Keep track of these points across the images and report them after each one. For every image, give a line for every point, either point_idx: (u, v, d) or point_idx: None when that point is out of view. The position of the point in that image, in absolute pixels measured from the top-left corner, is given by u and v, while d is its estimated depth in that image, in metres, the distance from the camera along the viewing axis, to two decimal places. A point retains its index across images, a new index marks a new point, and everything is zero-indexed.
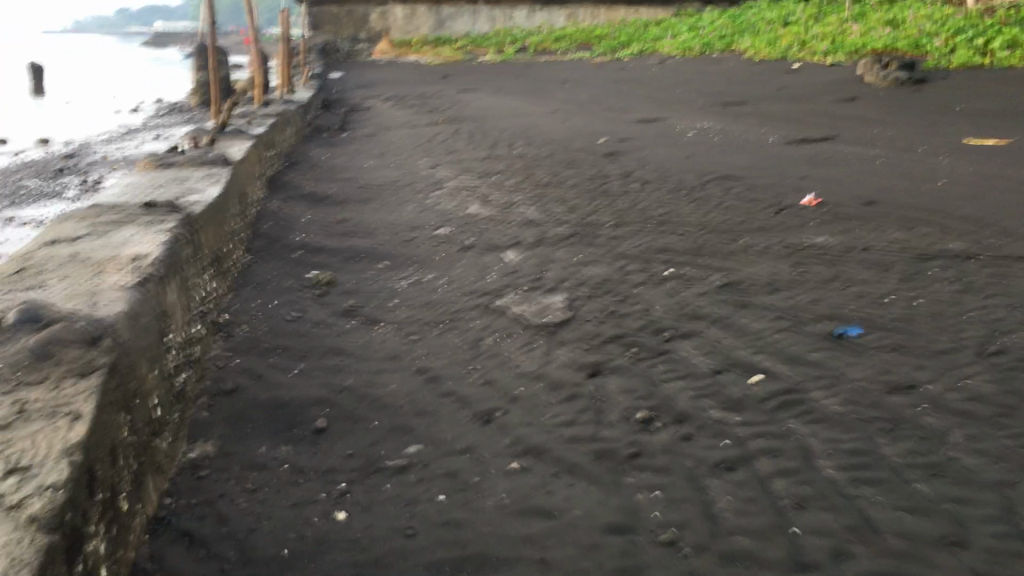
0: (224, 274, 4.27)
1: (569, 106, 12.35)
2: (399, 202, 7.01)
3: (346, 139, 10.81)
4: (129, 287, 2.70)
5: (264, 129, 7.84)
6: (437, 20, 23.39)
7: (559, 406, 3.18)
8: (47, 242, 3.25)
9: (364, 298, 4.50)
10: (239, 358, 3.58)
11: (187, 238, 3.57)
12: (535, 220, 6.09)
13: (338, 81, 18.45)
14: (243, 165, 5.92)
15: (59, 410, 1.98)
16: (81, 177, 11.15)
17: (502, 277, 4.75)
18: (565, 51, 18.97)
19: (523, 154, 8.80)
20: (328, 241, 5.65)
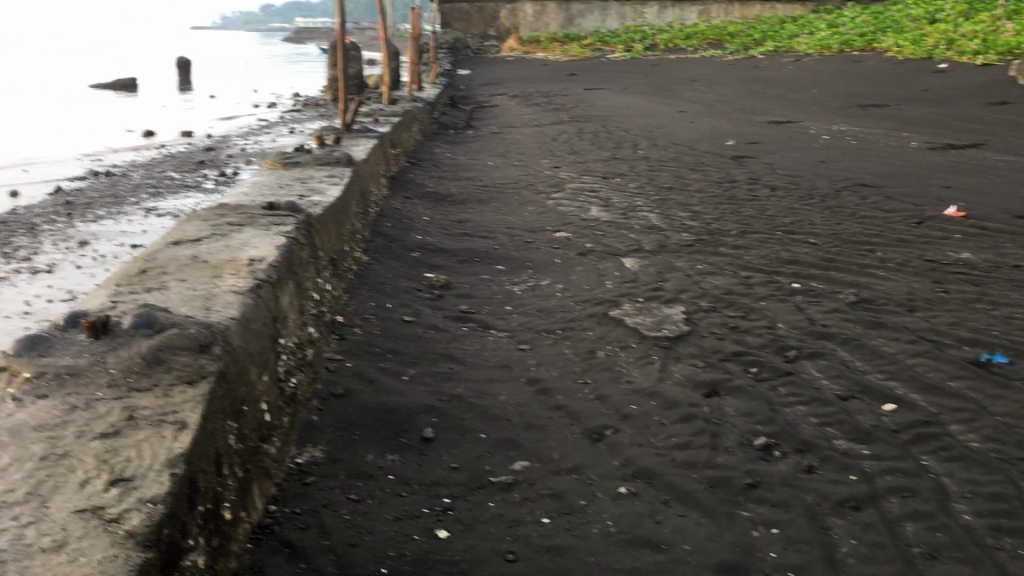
0: (341, 275, 4.31)
1: (697, 106, 12.07)
2: (519, 203, 6.97)
3: (470, 137, 10.86)
4: (239, 296, 2.75)
5: (389, 126, 7.93)
6: (567, 16, 23.29)
7: (673, 427, 3.04)
8: (171, 243, 3.34)
9: (479, 302, 4.46)
10: (352, 360, 3.58)
11: (303, 242, 3.62)
12: (657, 225, 5.94)
13: (466, 78, 18.61)
14: (366, 165, 5.99)
15: (165, 420, 2.01)
16: (218, 170, 11.57)
17: (620, 285, 4.63)
18: (696, 49, 18.60)
19: (647, 155, 8.63)
20: (446, 242, 5.64)
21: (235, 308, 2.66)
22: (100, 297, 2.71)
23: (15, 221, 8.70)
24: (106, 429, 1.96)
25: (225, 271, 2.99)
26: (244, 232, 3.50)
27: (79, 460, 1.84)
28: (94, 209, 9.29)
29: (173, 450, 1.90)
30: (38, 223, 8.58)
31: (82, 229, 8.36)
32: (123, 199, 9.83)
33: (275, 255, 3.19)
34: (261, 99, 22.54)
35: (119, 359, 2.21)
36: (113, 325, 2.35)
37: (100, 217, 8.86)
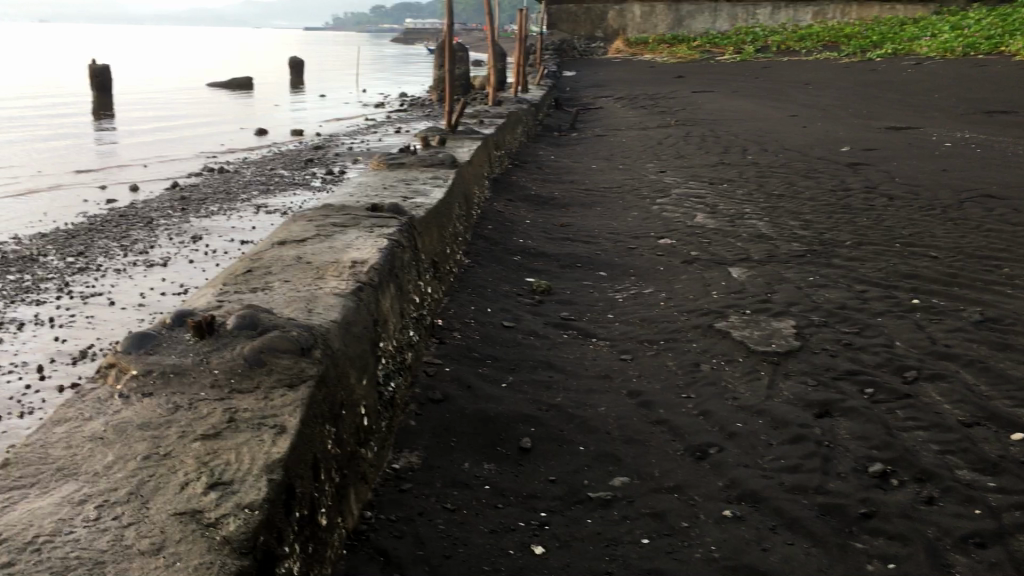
0: (442, 277, 4.29)
1: (809, 110, 11.73)
2: (623, 208, 6.86)
3: (575, 140, 10.79)
4: (341, 299, 2.74)
5: (493, 128, 7.92)
6: (676, 17, 22.97)
7: (781, 448, 2.91)
8: (276, 243, 3.37)
9: (580, 309, 4.38)
10: (450, 365, 3.55)
11: (405, 245, 3.61)
12: (766, 234, 5.75)
13: (572, 79, 18.56)
14: (470, 167, 5.98)
15: (266, 423, 2.00)
16: (326, 169, 11.80)
17: (726, 295, 4.49)
18: (809, 51, 18.12)
19: (757, 161, 8.40)
20: (548, 246, 5.58)
21: (337, 312, 2.66)
22: (207, 296, 2.74)
23: (134, 215, 9.03)
24: (207, 431, 1.96)
25: (328, 273, 2.99)
26: (348, 233, 3.51)
27: (180, 461, 1.84)
28: (207, 204, 9.58)
29: (271, 455, 1.89)
30: (155, 218, 8.88)
31: (196, 224, 8.63)
32: (235, 195, 10.11)
33: (377, 258, 3.19)
34: (369, 99, 22.96)
35: (222, 360, 2.21)
36: (218, 325, 2.36)
37: (213, 213, 9.12)
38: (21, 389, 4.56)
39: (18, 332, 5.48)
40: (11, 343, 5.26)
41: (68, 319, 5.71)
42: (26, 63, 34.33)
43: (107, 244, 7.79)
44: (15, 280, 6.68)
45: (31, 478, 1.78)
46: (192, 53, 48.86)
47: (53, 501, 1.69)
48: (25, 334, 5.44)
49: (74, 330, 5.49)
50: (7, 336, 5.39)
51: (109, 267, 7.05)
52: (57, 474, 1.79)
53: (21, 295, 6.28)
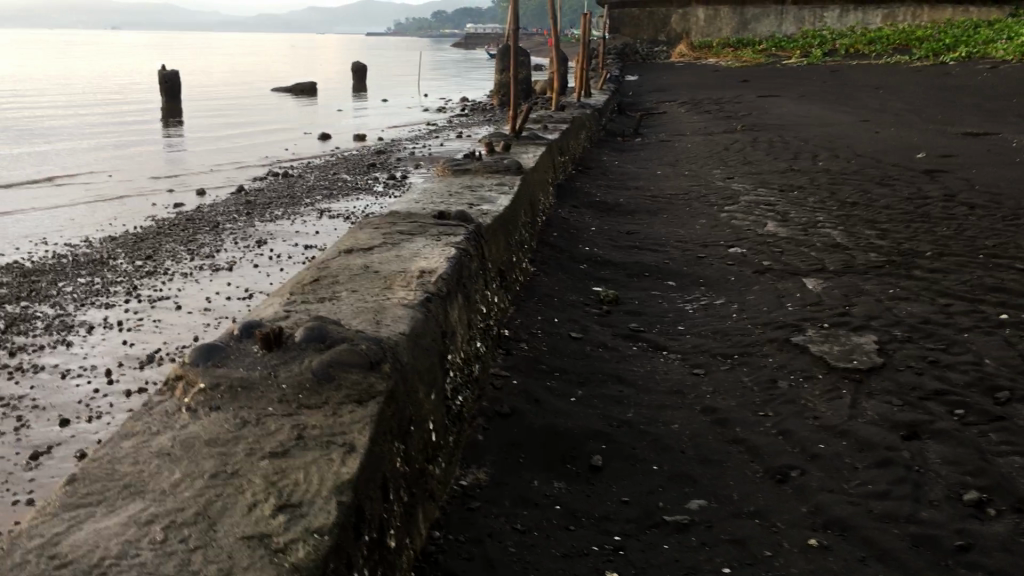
0: (508, 286, 4.21)
1: (882, 115, 11.40)
2: (690, 215, 6.71)
3: (639, 145, 10.66)
4: (409, 312, 2.67)
5: (558, 133, 7.83)
6: (741, 21, 22.65)
7: (868, 472, 2.76)
8: (343, 251, 3.32)
9: (650, 320, 4.26)
10: (518, 376, 3.46)
11: (472, 253, 3.53)
12: (841, 243, 5.57)
13: (635, 83, 18.42)
14: (535, 173, 5.90)
15: (334, 441, 1.93)
16: (388, 173, 11.81)
17: (802, 307, 4.33)
18: (880, 54, 17.70)
19: (828, 167, 8.18)
20: (615, 254, 5.46)
21: (405, 324, 2.59)
22: (274, 306, 2.69)
23: (200, 219, 9.13)
24: (275, 448, 1.89)
25: (395, 283, 2.93)
26: (415, 242, 3.45)
27: (248, 481, 1.78)
28: (272, 209, 9.65)
29: (341, 475, 1.82)
30: (220, 222, 8.97)
31: (260, 228, 8.69)
32: (299, 200, 10.16)
33: (445, 268, 3.12)
34: (432, 104, 23.05)
35: (289, 373, 2.15)
36: (286, 337, 2.31)
37: (278, 217, 9.17)
38: (90, 393, 4.59)
39: (87, 335, 5.54)
40: (80, 346, 5.32)
41: (135, 322, 5.76)
42: (97, 69, 35.20)
43: (174, 248, 7.87)
44: (86, 283, 6.78)
45: (98, 495, 1.73)
46: (258, 59, 49.63)
47: (120, 521, 1.64)
48: (94, 337, 5.50)
49: (141, 333, 5.54)
50: (77, 339, 5.45)
51: (176, 270, 7.12)
52: (124, 491, 1.74)
53: (91, 298, 6.36)
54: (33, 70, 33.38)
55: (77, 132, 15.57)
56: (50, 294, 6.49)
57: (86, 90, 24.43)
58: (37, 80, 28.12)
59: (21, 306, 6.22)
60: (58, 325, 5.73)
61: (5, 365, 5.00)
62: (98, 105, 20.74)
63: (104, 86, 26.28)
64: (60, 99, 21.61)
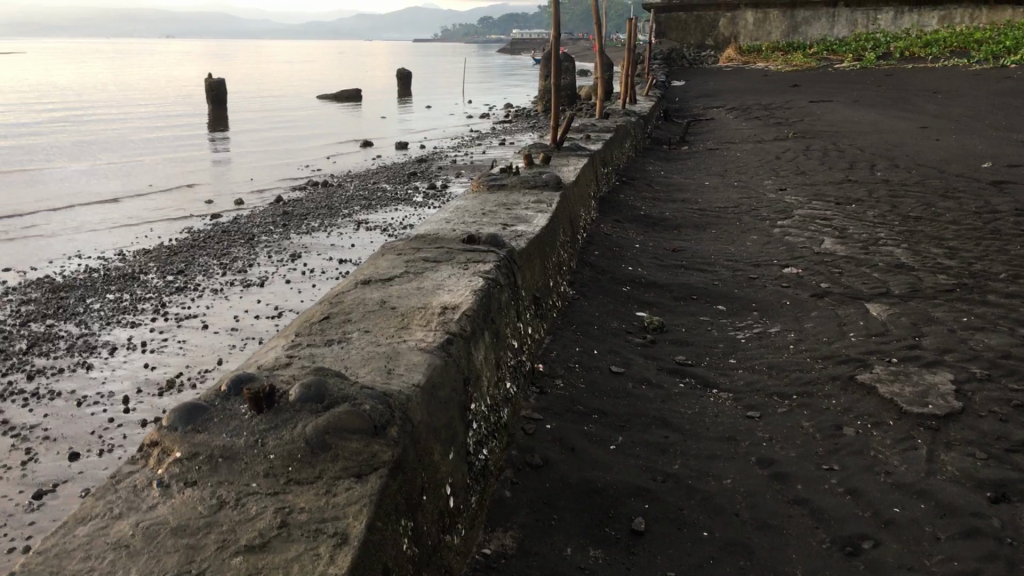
0: (544, 314, 3.89)
1: (942, 121, 10.87)
2: (741, 230, 6.33)
3: (687, 154, 10.29)
4: (424, 359, 2.37)
5: (601, 143, 7.49)
6: (791, 24, 22.05)
7: (953, 545, 2.39)
8: (360, 281, 3.03)
9: (697, 352, 3.90)
10: (552, 420, 3.14)
11: (503, 283, 3.22)
12: (905, 263, 5.17)
13: (682, 89, 18.01)
14: (576, 188, 5.56)
15: (323, 530, 1.63)
16: (428, 183, 11.55)
17: (866, 339, 3.94)
18: (937, 58, 17.07)
19: (887, 178, 7.74)
20: (661, 275, 5.11)
21: (419, 373, 2.29)
22: (276, 351, 2.41)
23: (236, 230, 8.93)
24: (252, 540, 1.59)
25: (413, 322, 2.63)
26: (440, 271, 3.15)
27: None
28: (309, 220, 9.42)
29: None
30: (256, 234, 8.77)
31: (295, 241, 8.46)
32: (337, 210, 9.94)
33: (471, 302, 2.82)
34: (475, 110, 22.83)
35: (279, 441, 1.86)
36: (279, 393, 2.01)
37: (313, 229, 8.95)
38: (104, 423, 4.36)
39: (108, 357, 5.32)
40: (100, 369, 5.11)
41: (159, 343, 5.54)
42: (149, 77, 35.67)
43: (207, 262, 7.67)
44: (114, 300, 6.58)
45: None
46: (310, 67, 49.90)
47: None
48: (115, 359, 5.28)
49: (164, 356, 5.31)
50: (97, 361, 5.23)
51: (207, 286, 6.91)
52: None
53: (117, 316, 6.16)
54: (89, 79, 34.07)
55: (120, 142, 15.56)
56: (77, 311, 6.32)
57: (135, 99, 24.67)
58: (91, 89, 28.56)
59: (46, 325, 6.03)
60: (80, 346, 5.53)
61: (21, 391, 4.81)
62: (145, 113, 20.86)
63: (154, 95, 26.53)
64: (107, 108, 21.75)
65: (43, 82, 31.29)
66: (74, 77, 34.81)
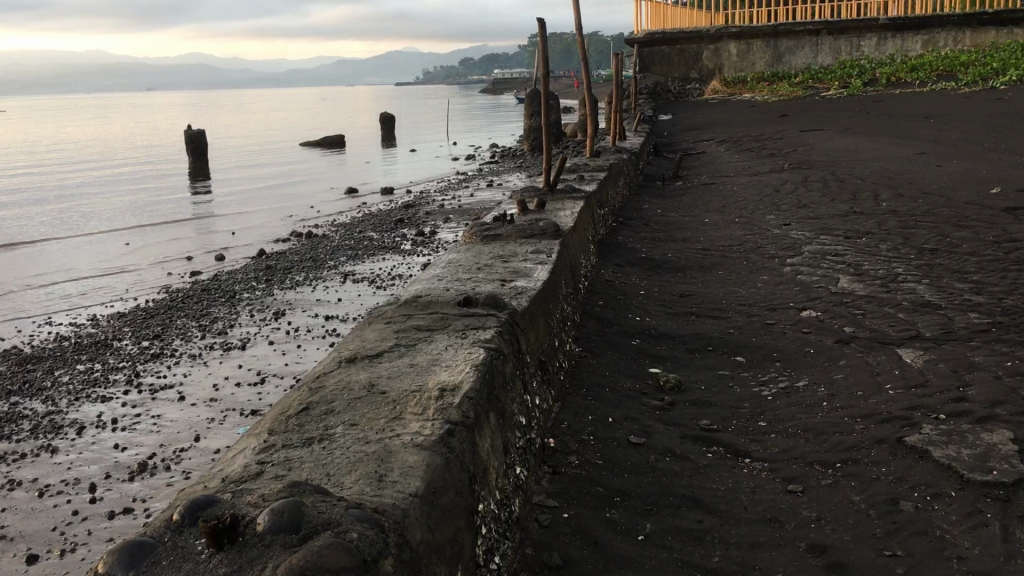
0: (551, 380, 3.53)
1: (939, 146, 10.63)
2: (749, 270, 5.99)
3: (681, 189, 10.01)
4: (422, 459, 2.00)
5: (595, 184, 7.17)
6: (775, 54, 21.74)
7: None
8: (343, 358, 2.67)
9: (722, 414, 3.53)
10: (568, 507, 2.76)
11: (507, 352, 2.87)
12: (931, 301, 4.82)
13: (669, 122, 17.81)
14: (574, 234, 5.21)
15: None
16: (416, 229, 11.22)
17: (907, 392, 3.58)
18: (923, 82, 16.97)
19: (894, 208, 7.44)
20: (671, 324, 4.75)
21: (416, 477, 1.93)
22: (246, 458, 2.04)
23: (217, 288, 8.56)
24: None
25: (407, 409, 2.27)
26: (435, 343, 2.80)
27: None
28: (293, 274, 9.07)
29: None
30: (238, 291, 8.40)
31: (280, 297, 8.10)
32: (323, 262, 9.58)
33: (472, 381, 2.46)
34: (461, 152, 22.60)
35: None
36: (245, 524, 1.65)
37: (299, 284, 8.59)
38: (67, 517, 3.96)
39: (75, 438, 4.92)
40: (65, 452, 4.71)
41: (131, 419, 5.15)
42: (133, 133, 35.59)
43: (186, 324, 7.30)
44: (85, 371, 6.19)
45: None
46: (294, 115, 49.91)
47: None
48: (83, 440, 4.87)
49: (136, 434, 4.91)
50: (64, 443, 4.84)
51: (185, 352, 6.52)
52: None
53: (88, 390, 5.76)
54: (72, 136, 33.97)
55: (98, 203, 15.22)
56: (46, 386, 5.91)
57: (117, 156, 24.38)
58: (74, 147, 28.36)
59: (11, 403, 5.63)
60: (46, 427, 5.13)
61: None
62: (126, 170, 20.57)
63: (137, 150, 26.26)
64: (87, 166, 21.44)
65: (21, 142, 30.92)
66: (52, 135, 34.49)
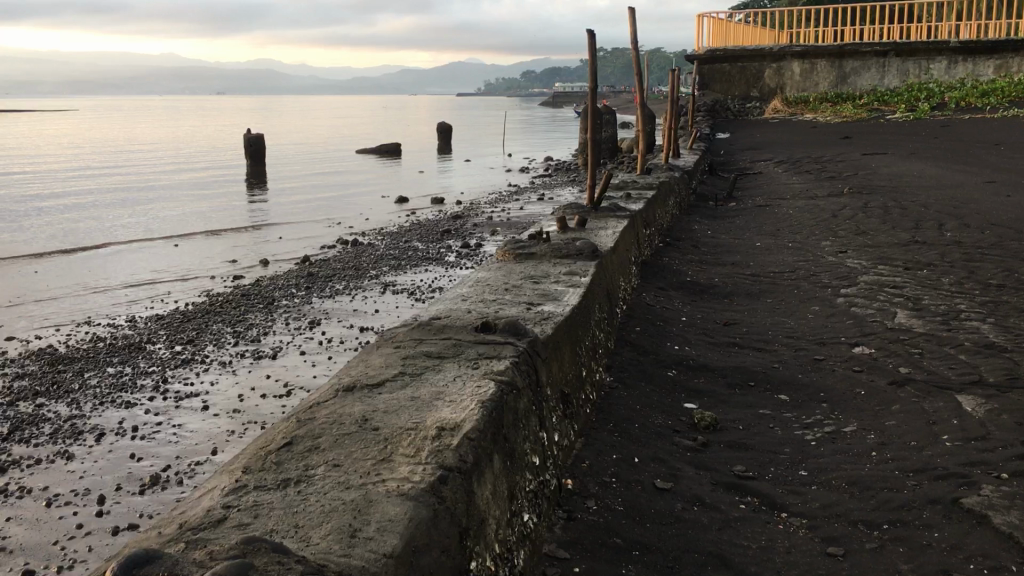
0: (575, 413, 3.29)
1: (1009, 176, 10.15)
2: (800, 299, 5.68)
3: (735, 210, 9.69)
4: (403, 511, 1.77)
5: (643, 203, 6.90)
6: (840, 74, 21.15)
7: None
8: (342, 387, 2.46)
9: (759, 460, 3.24)
10: (581, 560, 2.51)
11: (522, 386, 2.63)
12: (995, 343, 4.48)
13: (727, 141, 17.44)
14: (614, 255, 4.95)
15: None
16: (461, 241, 11.04)
17: (965, 445, 3.26)
18: (995, 108, 16.42)
19: (959, 239, 7.06)
20: (712, 355, 4.47)
21: (393, 533, 1.70)
22: (212, 501, 1.83)
23: (256, 294, 8.46)
24: None
25: (399, 450, 2.05)
26: (443, 374, 2.57)
27: None
28: (334, 282, 8.93)
29: None
30: (276, 297, 8.28)
31: (317, 305, 7.97)
32: (364, 272, 9.44)
33: (476, 419, 2.23)
34: (515, 164, 22.42)
35: None
36: None
37: (338, 293, 8.45)
38: (70, 530, 3.80)
39: (92, 444, 4.79)
40: (80, 460, 4.58)
41: (150, 428, 5.01)
42: (195, 134, 36.14)
43: (220, 330, 7.18)
44: (113, 374, 6.08)
45: None
46: (353, 122, 50.34)
47: None
48: (99, 447, 4.74)
49: (153, 444, 4.76)
50: (80, 450, 4.71)
51: (215, 359, 6.39)
52: None
53: (113, 395, 5.65)
54: (138, 135, 34.60)
55: (151, 202, 15.32)
56: (72, 388, 5.82)
57: (177, 157, 24.67)
58: (137, 146, 28.87)
59: (35, 404, 5.53)
60: (65, 431, 5.01)
61: None
62: (183, 171, 20.78)
63: (197, 152, 26.57)
64: (147, 166, 21.70)
65: (86, 139, 31.49)
66: (116, 134, 35.20)
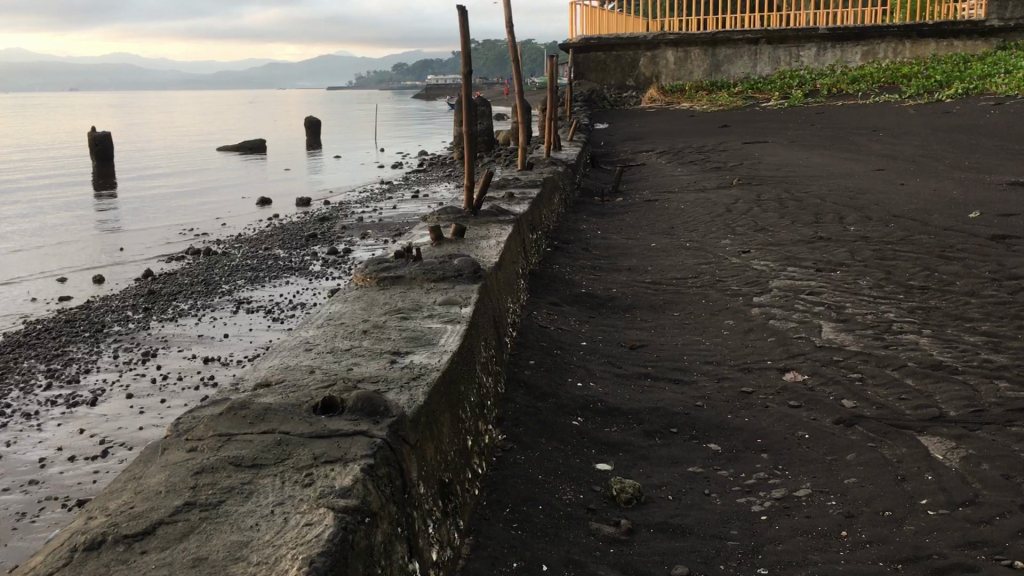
0: (459, 505, 2.44)
1: (897, 163, 9.80)
2: (710, 311, 4.98)
3: (623, 206, 9.02)
4: None
5: (526, 204, 6.06)
6: (713, 63, 20.85)
7: None
8: (87, 544, 1.54)
9: (701, 553, 2.47)
10: None
11: (378, 505, 1.76)
12: (944, 362, 3.85)
13: (604, 132, 16.92)
14: (498, 274, 4.10)
15: None
16: (328, 246, 10.01)
17: (952, 515, 2.57)
18: (866, 93, 16.35)
19: (865, 235, 6.52)
20: (620, 393, 3.70)
21: None
22: None
23: (83, 319, 7.27)
24: None
25: None
26: (256, 500, 1.68)
27: None
28: (178, 301, 7.80)
29: None
30: (108, 322, 7.13)
31: (155, 331, 6.86)
32: (215, 287, 8.32)
33: None
34: (388, 160, 21.39)
35: None
36: None
37: (181, 314, 7.34)
38: None
39: None
40: None
41: None
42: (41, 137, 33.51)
43: (30, 369, 6.03)
44: None
45: None
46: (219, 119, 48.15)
47: None
48: None
49: None
50: None
51: (19, 408, 5.26)
52: None
53: None
54: None
55: None
56: None
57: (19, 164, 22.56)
58: None
59: None
60: None
61: None
62: (24, 180, 18.94)
63: (38, 157, 24.37)
64: None
65: None
66: None
